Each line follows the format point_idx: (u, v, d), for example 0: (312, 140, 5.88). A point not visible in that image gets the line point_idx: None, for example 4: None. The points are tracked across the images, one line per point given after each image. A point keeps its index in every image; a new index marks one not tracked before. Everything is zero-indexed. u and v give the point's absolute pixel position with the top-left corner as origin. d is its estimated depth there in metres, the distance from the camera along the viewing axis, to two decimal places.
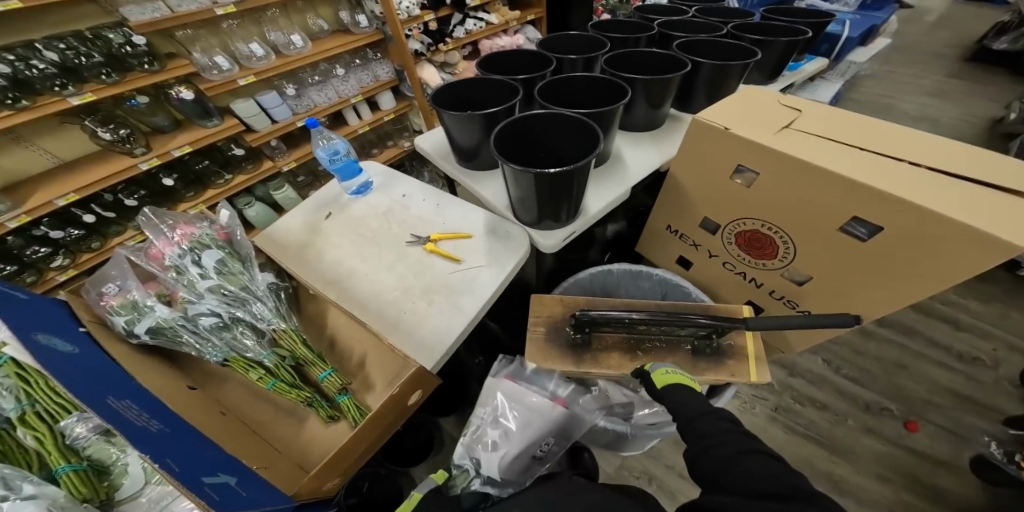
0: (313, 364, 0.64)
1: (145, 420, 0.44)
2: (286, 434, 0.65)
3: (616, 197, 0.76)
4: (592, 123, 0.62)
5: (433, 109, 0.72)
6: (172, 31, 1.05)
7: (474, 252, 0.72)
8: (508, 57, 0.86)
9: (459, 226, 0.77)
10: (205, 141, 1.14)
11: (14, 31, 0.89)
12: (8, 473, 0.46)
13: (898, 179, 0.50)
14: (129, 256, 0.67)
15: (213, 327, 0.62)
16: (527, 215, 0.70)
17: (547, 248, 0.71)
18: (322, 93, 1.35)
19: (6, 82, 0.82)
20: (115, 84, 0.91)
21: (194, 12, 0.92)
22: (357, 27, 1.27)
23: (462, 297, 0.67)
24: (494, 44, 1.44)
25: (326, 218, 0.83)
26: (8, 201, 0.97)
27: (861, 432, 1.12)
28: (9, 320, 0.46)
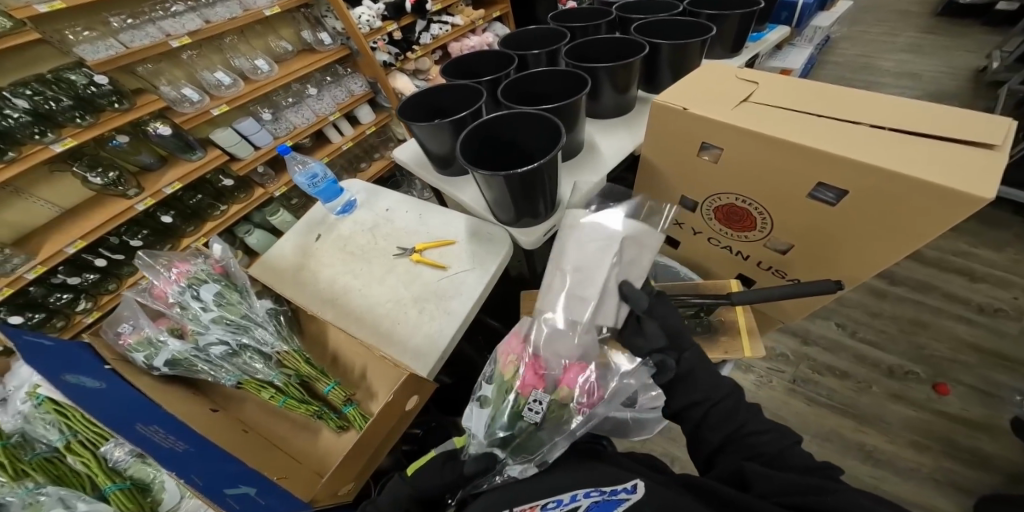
0: (317, 379, 0.68)
1: (172, 442, 0.54)
2: (303, 444, 0.71)
3: (592, 187, 0.77)
4: (555, 119, 0.63)
5: (403, 122, 0.73)
6: (134, 67, 1.05)
7: (458, 257, 0.73)
8: (471, 61, 0.86)
9: (442, 233, 0.78)
10: (193, 175, 1.18)
11: None
12: (63, 495, 0.57)
13: (855, 142, 0.51)
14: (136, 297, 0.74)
15: (223, 355, 0.66)
16: (504, 215, 0.71)
17: (529, 245, 0.73)
18: (299, 115, 1.37)
19: None
20: (91, 126, 0.92)
21: (149, 46, 0.90)
22: (322, 44, 1.26)
23: (451, 301, 0.69)
24: (463, 46, 1.44)
25: (316, 240, 0.85)
26: (25, 254, 1.03)
27: (886, 398, 1.14)
28: (41, 366, 0.56)
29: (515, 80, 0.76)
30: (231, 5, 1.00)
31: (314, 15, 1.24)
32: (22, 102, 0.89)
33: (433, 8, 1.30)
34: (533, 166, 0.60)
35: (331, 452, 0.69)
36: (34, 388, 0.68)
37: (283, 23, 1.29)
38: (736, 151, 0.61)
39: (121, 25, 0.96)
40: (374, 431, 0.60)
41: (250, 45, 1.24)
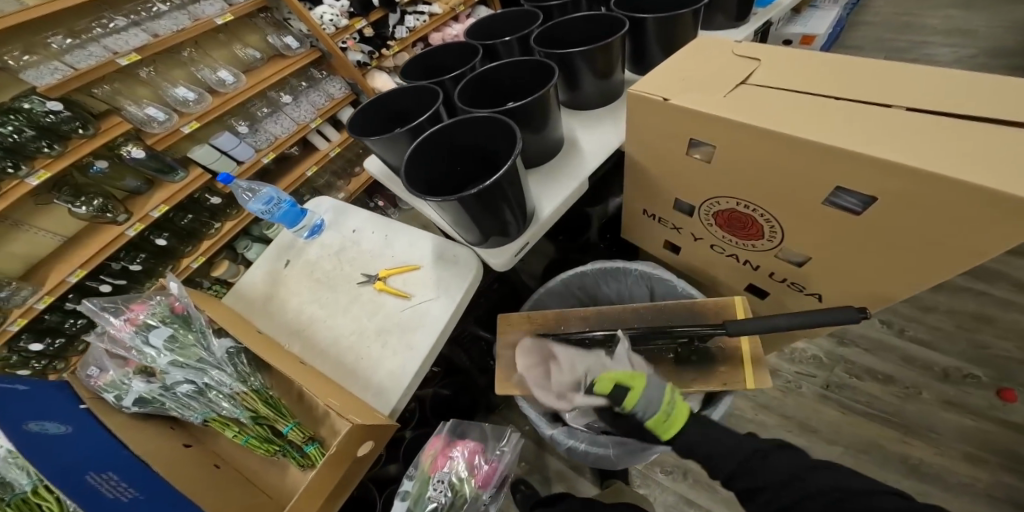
0: (274, 420, 0.64)
1: (121, 491, 0.48)
2: (273, 476, 0.68)
3: (570, 193, 0.68)
4: (511, 124, 0.54)
5: (354, 137, 0.66)
6: (91, 89, 1.02)
7: (423, 284, 0.67)
8: (431, 59, 0.78)
9: (408, 257, 0.71)
10: (179, 196, 1.15)
11: None
12: None
13: (883, 132, 0.40)
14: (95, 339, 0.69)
15: (190, 393, 0.64)
16: (470, 235, 0.62)
17: (499, 267, 0.65)
18: (278, 124, 1.33)
19: None
20: (61, 155, 0.89)
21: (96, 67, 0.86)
22: (289, 49, 1.21)
23: (416, 334, 0.63)
24: (445, 35, 1.34)
25: (285, 267, 0.80)
26: (31, 286, 1.00)
27: (937, 405, 1.01)
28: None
29: (476, 77, 0.66)
30: (179, 17, 0.99)
31: (274, 17, 1.21)
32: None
33: None
34: (490, 182, 0.51)
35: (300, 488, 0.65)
36: None
37: (248, 29, 1.25)
38: (732, 149, 0.50)
39: (61, 45, 0.93)
40: (326, 483, 0.53)
41: (209, 55, 1.20)
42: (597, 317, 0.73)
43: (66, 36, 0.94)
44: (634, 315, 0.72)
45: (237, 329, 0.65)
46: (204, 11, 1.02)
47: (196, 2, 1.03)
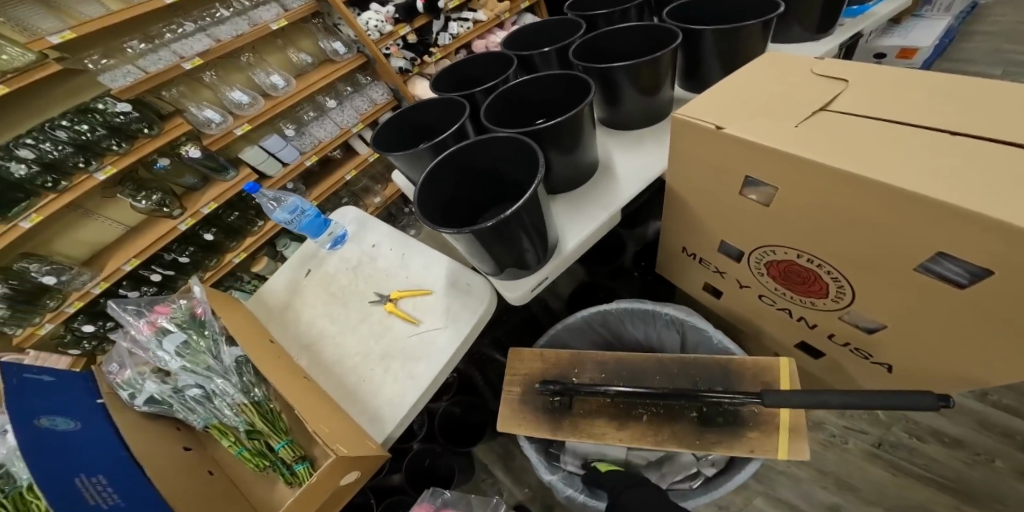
0: (268, 435, 0.64)
1: (102, 497, 0.45)
2: (262, 488, 0.67)
3: (598, 225, 0.60)
4: (534, 148, 0.48)
5: (377, 152, 0.63)
6: (160, 92, 1.09)
7: (432, 311, 0.64)
8: (463, 68, 0.74)
9: (421, 281, 0.68)
10: (227, 194, 1.20)
11: (31, 115, 0.97)
12: None
13: (1016, 179, 0.29)
14: (119, 339, 0.71)
15: (197, 398, 0.65)
16: (485, 265, 0.57)
17: (514, 301, 0.59)
18: (323, 128, 1.36)
19: (38, 168, 0.90)
20: (127, 153, 0.96)
21: (163, 71, 0.92)
22: (337, 54, 1.24)
23: (419, 364, 0.59)
24: (488, 43, 1.31)
25: (306, 276, 0.80)
26: (89, 271, 1.08)
27: (1014, 478, 0.82)
28: (11, 407, 0.51)
29: (505, 92, 0.61)
30: (238, 23, 1.04)
31: (326, 23, 1.25)
32: (62, 134, 0.95)
33: (447, 6, 1.19)
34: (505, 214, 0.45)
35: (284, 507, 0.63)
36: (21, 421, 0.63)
37: (302, 35, 1.29)
38: (796, 189, 0.40)
39: (135, 51, 1.00)
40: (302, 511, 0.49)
41: (262, 58, 1.25)
42: (616, 364, 0.69)
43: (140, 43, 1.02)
44: (657, 368, 0.68)
45: (244, 337, 0.64)
46: (262, 16, 1.07)
47: (254, 9, 1.08)
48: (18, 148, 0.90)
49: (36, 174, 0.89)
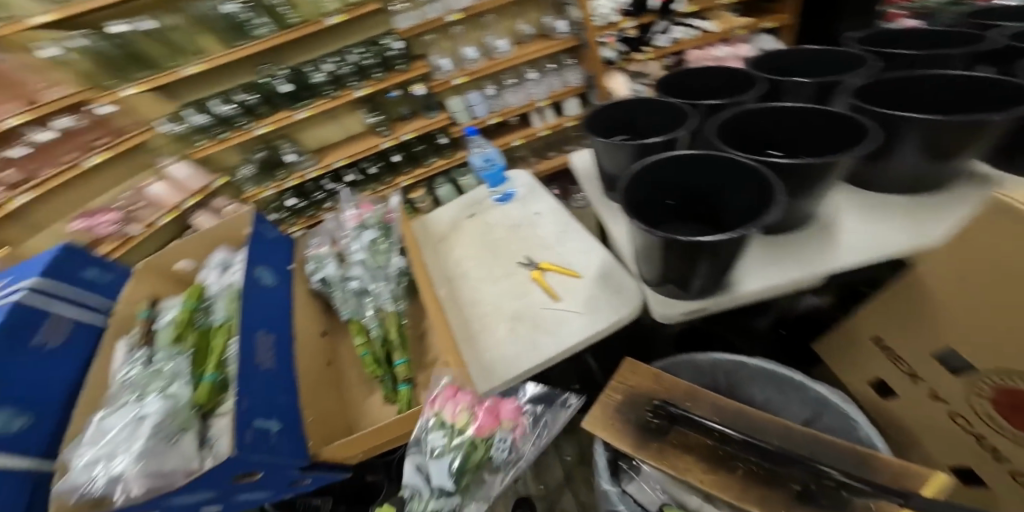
0: (394, 348, 0.75)
1: (264, 358, 0.59)
2: (356, 395, 0.77)
3: (792, 278, 0.53)
4: (769, 177, 0.44)
5: (586, 134, 0.70)
6: (420, 37, 1.28)
7: (575, 295, 0.68)
8: (697, 75, 0.72)
9: (572, 262, 0.74)
10: (426, 129, 1.40)
11: (349, 33, 1.19)
12: (163, 370, 0.57)
13: None
14: (330, 221, 0.93)
15: (355, 291, 0.80)
16: (647, 270, 0.56)
17: (662, 318, 0.57)
18: (516, 96, 1.47)
19: (328, 79, 1.15)
20: (381, 81, 1.19)
21: (433, 19, 1.13)
22: (556, 32, 1.31)
23: (544, 338, 0.63)
24: (704, 54, 1.23)
25: (467, 218, 0.90)
26: (313, 157, 1.42)
27: None
28: (253, 252, 0.72)
29: (748, 110, 0.57)
30: None
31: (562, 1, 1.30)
32: (353, 58, 1.16)
33: (682, 9, 1.20)
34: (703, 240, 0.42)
35: (373, 416, 0.74)
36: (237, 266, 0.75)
37: (532, 7, 1.34)
38: None
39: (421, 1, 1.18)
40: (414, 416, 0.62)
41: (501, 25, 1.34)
42: (734, 414, 0.61)
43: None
44: (780, 431, 0.57)
45: (416, 258, 0.79)
46: None
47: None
48: (320, 60, 1.15)
49: (325, 83, 1.15)
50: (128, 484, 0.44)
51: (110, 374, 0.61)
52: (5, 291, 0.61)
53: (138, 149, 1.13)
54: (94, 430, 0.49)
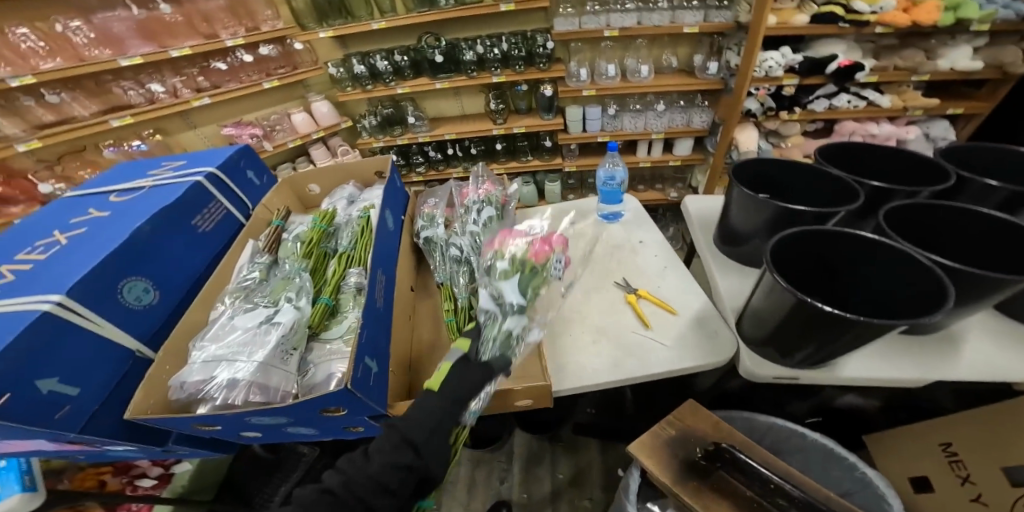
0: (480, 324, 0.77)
1: (378, 296, 0.64)
2: (424, 359, 0.79)
3: (888, 373, 0.68)
4: (946, 286, 0.52)
5: (733, 184, 0.79)
6: (570, 43, 1.33)
7: (668, 329, 0.82)
8: (878, 154, 0.80)
9: (668, 298, 0.88)
10: (536, 128, 1.43)
11: (515, 22, 1.30)
12: (296, 280, 0.62)
13: None
14: (452, 186, 1.01)
15: (454, 258, 0.83)
16: (762, 327, 0.70)
17: (754, 370, 0.73)
18: (633, 121, 1.45)
19: (474, 60, 1.24)
20: (519, 74, 1.24)
21: (592, 30, 1.14)
22: (704, 71, 1.27)
23: (638, 359, 0.77)
24: (865, 129, 1.27)
25: (571, 225, 1.07)
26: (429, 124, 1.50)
27: None
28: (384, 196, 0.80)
29: (925, 209, 0.67)
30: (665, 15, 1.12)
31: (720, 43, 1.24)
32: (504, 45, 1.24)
33: (862, 78, 1.15)
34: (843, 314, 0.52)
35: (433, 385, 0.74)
36: (367, 205, 0.81)
37: (686, 42, 1.34)
38: None
39: (591, 8, 1.16)
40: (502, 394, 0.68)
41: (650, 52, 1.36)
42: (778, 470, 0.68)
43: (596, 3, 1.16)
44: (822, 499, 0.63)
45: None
46: (686, 18, 1.12)
47: (684, 8, 1.12)
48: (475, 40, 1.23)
49: (470, 62, 1.24)
50: (241, 391, 0.48)
51: (237, 271, 0.68)
52: (189, 171, 0.73)
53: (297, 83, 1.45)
54: (215, 329, 0.54)
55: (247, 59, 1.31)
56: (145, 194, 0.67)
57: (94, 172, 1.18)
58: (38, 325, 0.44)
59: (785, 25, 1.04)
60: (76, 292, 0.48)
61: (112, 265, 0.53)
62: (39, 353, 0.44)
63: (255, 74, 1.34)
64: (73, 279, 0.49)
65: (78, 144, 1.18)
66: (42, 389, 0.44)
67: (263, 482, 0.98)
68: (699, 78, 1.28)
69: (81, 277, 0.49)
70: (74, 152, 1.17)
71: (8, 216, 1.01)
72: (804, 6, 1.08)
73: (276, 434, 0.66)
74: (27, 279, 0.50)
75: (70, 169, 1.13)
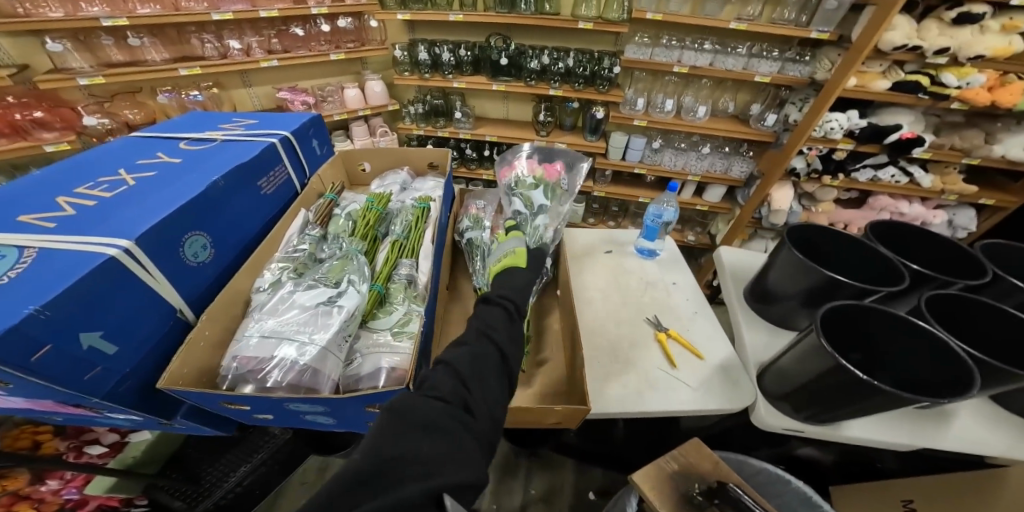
0: None
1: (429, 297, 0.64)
2: None
3: (885, 442, 0.72)
4: (975, 377, 0.56)
5: (782, 240, 0.81)
6: (633, 71, 1.34)
7: (692, 372, 0.81)
8: (922, 240, 0.83)
9: (697, 342, 0.88)
10: (578, 147, 1.42)
11: (587, 42, 1.32)
12: (354, 266, 0.63)
13: None
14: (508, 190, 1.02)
15: (495, 263, 0.83)
16: (784, 385, 0.73)
17: (765, 421, 0.76)
18: (673, 159, 1.46)
19: (536, 70, 1.26)
20: (577, 91, 1.25)
21: (662, 63, 1.17)
22: (760, 122, 1.29)
23: (661, 393, 0.77)
24: (897, 206, 1.32)
25: (605, 252, 1.08)
26: (473, 122, 1.50)
27: None
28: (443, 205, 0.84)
29: (963, 300, 0.70)
30: (740, 61, 1.16)
31: (784, 97, 1.25)
32: (570, 61, 1.25)
33: (918, 153, 1.16)
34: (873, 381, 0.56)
35: None
36: (425, 197, 0.85)
37: (748, 91, 1.37)
38: None
39: (665, 42, 1.20)
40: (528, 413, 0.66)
41: (711, 94, 1.38)
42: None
43: (672, 37, 1.20)
44: None
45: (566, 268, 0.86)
46: (760, 67, 1.16)
47: (761, 58, 1.16)
48: (542, 50, 1.25)
49: (533, 71, 1.26)
50: (297, 373, 0.48)
51: (287, 239, 0.73)
52: (256, 137, 0.78)
53: (356, 60, 1.48)
54: (275, 302, 0.56)
55: (323, 29, 1.32)
56: (217, 146, 0.74)
57: (140, 114, 1.24)
58: (100, 270, 0.44)
59: (862, 89, 1.06)
60: (142, 241, 0.50)
61: (177, 219, 0.55)
62: (97, 300, 0.44)
63: (326, 45, 1.35)
64: (141, 228, 0.51)
65: (133, 86, 1.29)
66: (83, 344, 0.43)
67: (212, 462, 0.90)
68: (752, 127, 1.30)
69: (149, 228, 0.51)
70: (128, 92, 1.28)
71: (38, 138, 1.09)
72: (890, 71, 1.08)
73: (289, 418, 0.59)
74: (90, 213, 0.53)
75: (117, 107, 1.24)
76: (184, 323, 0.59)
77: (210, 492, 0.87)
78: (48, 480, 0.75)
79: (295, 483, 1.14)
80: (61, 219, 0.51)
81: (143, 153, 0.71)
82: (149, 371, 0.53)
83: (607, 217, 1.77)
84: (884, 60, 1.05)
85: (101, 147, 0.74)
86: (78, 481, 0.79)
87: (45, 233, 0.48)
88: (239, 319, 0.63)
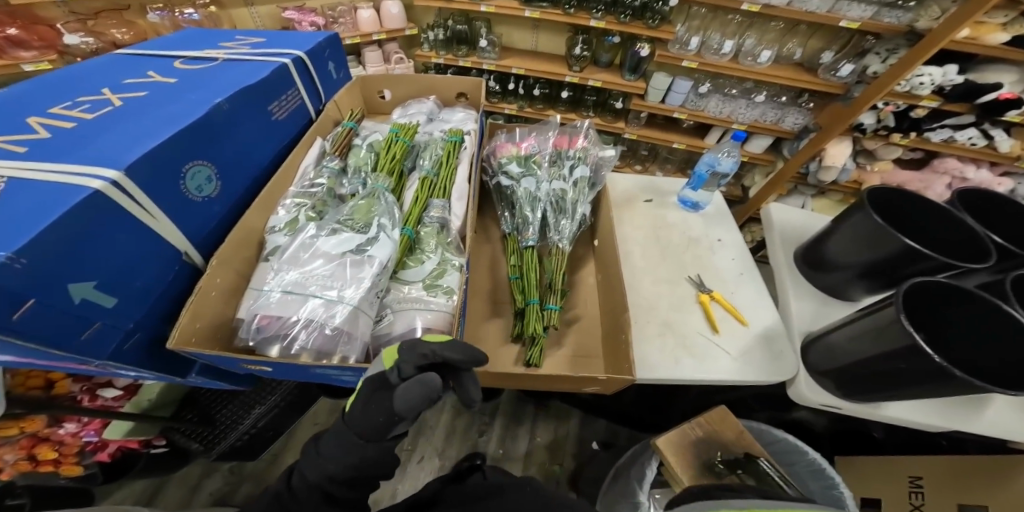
0: (552, 293, 0.71)
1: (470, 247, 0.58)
2: (476, 313, 0.74)
3: (926, 424, 0.66)
4: None
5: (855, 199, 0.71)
6: (691, 5, 1.18)
7: (734, 338, 0.75)
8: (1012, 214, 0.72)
9: (741, 306, 0.81)
10: (613, 86, 1.28)
11: None
12: (383, 210, 0.56)
13: None
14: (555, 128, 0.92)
15: (535, 209, 0.77)
16: (832, 361, 0.66)
17: (800, 396, 0.70)
18: (719, 105, 1.32)
19: None
20: (621, 24, 1.11)
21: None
22: (831, 73, 1.14)
23: (699, 358, 0.72)
24: (963, 170, 1.19)
25: (645, 201, 1.00)
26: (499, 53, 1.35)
27: None
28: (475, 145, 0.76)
29: None
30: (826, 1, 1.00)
31: (867, 46, 1.10)
32: None
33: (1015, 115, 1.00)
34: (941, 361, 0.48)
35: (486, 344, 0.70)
36: (456, 130, 0.77)
37: (821, 36, 1.22)
38: None
39: None
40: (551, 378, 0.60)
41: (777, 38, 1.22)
42: None
43: None
44: None
45: (609, 215, 0.75)
46: (847, 10, 1.00)
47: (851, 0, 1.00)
48: None
49: None
50: (324, 333, 0.42)
51: (302, 171, 0.66)
52: (266, 56, 0.67)
53: None
54: (294, 250, 0.49)
55: None
56: (217, 66, 0.64)
57: (128, 31, 1.11)
58: (84, 208, 0.37)
59: (973, 42, 0.91)
60: (131, 173, 0.42)
61: (172, 148, 0.47)
62: (83, 241, 0.37)
63: None
64: (130, 157, 0.42)
65: (119, 2, 1.13)
66: (74, 297, 0.37)
67: (225, 404, 0.93)
68: (821, 78, 1.16)
69: (137, 158, 0.42)
70: (113, 9, 1.13)
71: (18, 58, 0.99)
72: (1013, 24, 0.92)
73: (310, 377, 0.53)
74: (70, 137, 0.45)
75: (102, 25, 1.10)
76: (192, 268, 0.53)
77: (225, 434, 0.92)
78: (64, 423, 0.73)
79: (307, 424, 1.11)
80: (34, 143, 0.43)
81: (132, 70, 0.61)
82: (156, 323, 0.48)
83: (633, 161, 1.64)
84: (1011, 10, 0.90)
85: (84, 64, 0.64)
86: (96, 424, 0.76)
87: (17, 159, 0.40)
88: (251, 263, 0.56)
